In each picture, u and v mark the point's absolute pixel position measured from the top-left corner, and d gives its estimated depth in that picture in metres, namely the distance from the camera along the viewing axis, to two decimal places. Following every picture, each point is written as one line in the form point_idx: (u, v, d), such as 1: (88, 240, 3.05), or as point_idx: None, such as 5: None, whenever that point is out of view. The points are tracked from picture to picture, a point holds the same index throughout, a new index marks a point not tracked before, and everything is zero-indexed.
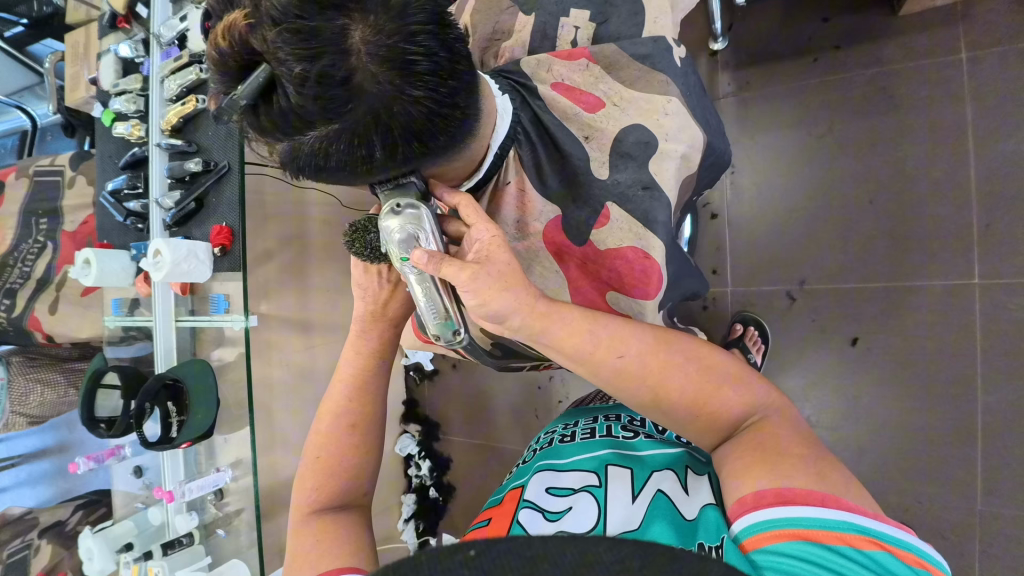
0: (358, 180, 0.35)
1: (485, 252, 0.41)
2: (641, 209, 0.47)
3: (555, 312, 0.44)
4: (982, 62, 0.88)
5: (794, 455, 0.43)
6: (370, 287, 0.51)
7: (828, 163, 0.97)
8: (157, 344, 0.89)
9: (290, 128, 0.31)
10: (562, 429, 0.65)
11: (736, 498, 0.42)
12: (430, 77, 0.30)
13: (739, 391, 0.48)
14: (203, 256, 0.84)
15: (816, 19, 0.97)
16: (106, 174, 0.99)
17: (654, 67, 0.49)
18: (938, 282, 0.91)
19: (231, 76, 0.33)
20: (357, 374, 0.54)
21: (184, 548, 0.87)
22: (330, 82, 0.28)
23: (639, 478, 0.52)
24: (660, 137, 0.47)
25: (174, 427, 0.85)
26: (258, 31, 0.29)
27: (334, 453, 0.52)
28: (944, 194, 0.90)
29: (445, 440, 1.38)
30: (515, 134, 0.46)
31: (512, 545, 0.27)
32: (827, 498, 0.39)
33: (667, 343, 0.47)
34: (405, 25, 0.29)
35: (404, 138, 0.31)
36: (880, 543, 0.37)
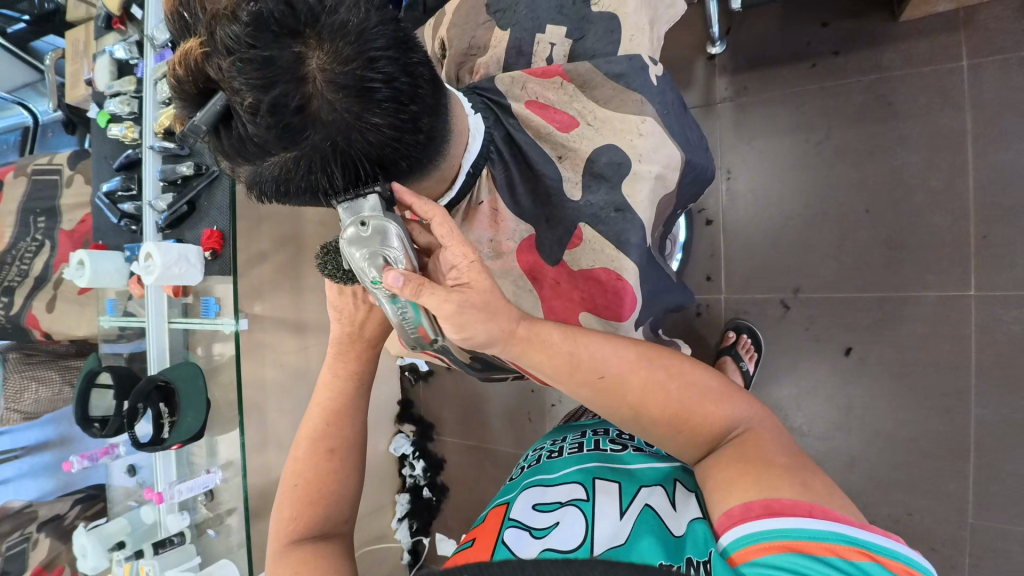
0: (323, 203, 0.35)
1: (466, 281, 0.39)
2: (614, 230, 0.46)
3: (537, 330, 0.42)
4: (983, 70, 0.86)
5: (781, 466, 0.40)
6: (345, 308, 0.51)
7: (824, 170, 0.96)
8: (150, 345, 0.89)
9: (249, 153, 0.31)
10: (550, 445, 0.62)
11: (723, 511, 0.40)
12: (389, 103, 0.30)
13: (723, 405, 0.45)
14: (194, 259, 0.84)
15: (815, 24, 0.95)
16: (101, 175, 1.00)
17: (626, 87, 0.48)
18: (934, 293, 0.90)
19: (193, 101, 0.33)
20: (335, 398, 0.53)
21: (174, 547, 0.88)
22: (284, 111, 0.28)
23: (627, 493, 0.49)
24: (633, 158, 0.46)
25: (166, 428, 0.85)
26: (214, 59, 0.29)
27: (311, 479, 0.50)
28: (941, 204, 0.89)
29: (438, 441, 1.38)
30: (488, 153, 0.47)
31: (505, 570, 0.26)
32: (815, 508, 0.36)
33: (648, 358, 0.45)
34: (363, 53, 0.29)
35: (364, 164, 0.31)
36: (869, 554, 0.35)
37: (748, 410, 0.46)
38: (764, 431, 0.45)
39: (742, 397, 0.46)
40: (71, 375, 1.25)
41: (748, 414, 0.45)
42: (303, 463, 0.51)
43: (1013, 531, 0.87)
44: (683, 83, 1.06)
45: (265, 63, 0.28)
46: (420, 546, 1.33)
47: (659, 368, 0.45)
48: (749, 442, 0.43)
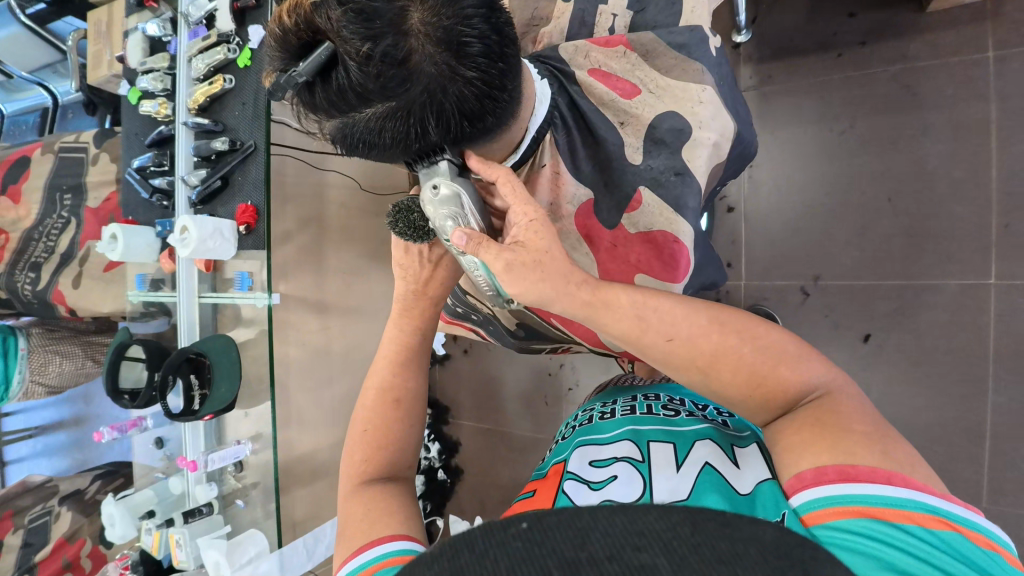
0: (406, 156, 0.37)
1: (521, 240, 0.43)
2: (672, 194, 0.48)
3: (603, 293, 0.43)
4: (1009, 62, 0.87)
5: (862, 432, 0.39)
6: (410, 267, 0.53)
7: (849, 159, 0.97)
8: (180, 318, 0.91)
9: (346, 105, 0.33)
10: (601, 407, 0.63)
11: (793, 474, 0.40)
12: (482, 58, 0.31)
13: (799, 368, 0.44)
14: (228, 234, 0.85)
15: (843, 13, 0.96)
16: (132, 151, 1.01)
17: (688, 56, 0.49)
18: (954, 281, 0.91)
19: (292, 52, 0.34)
20: (399, 350, 0.54)
21: (203, 517, 0.89)
22: (390, 63, 0.30)
23: (683, 449, 0.50)
24: (694, 125, 0.48)
25: (197, 400, 0.87)
26: (322, 10, 0.30)
27: (378, 426, 0.50)
28: (964, 194, 0.90)
29: (454, 424, 1.40)
30: (552, 118, 0.49)
31: (561, 518, 0.26)
32: (894, 476, 0.37)
33: (719, 323, 0.44)
34: (462, 9, 0.30)
35: (455, 117, 0.33)
36: (949, 524, 0.35)
37: (824, 372, 0.44)
38: (846, 394, 0.43)
39: (816, 357, 0.45)
40: (92, 351, 1.26)
41: (826, 378, 0.44)
42: (371, 410, 0.50)
43: None
44: None
45: (372, 13, 0.29)
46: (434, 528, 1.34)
47: (731, 333, 0.44)
48: (826, 406, 0.42)
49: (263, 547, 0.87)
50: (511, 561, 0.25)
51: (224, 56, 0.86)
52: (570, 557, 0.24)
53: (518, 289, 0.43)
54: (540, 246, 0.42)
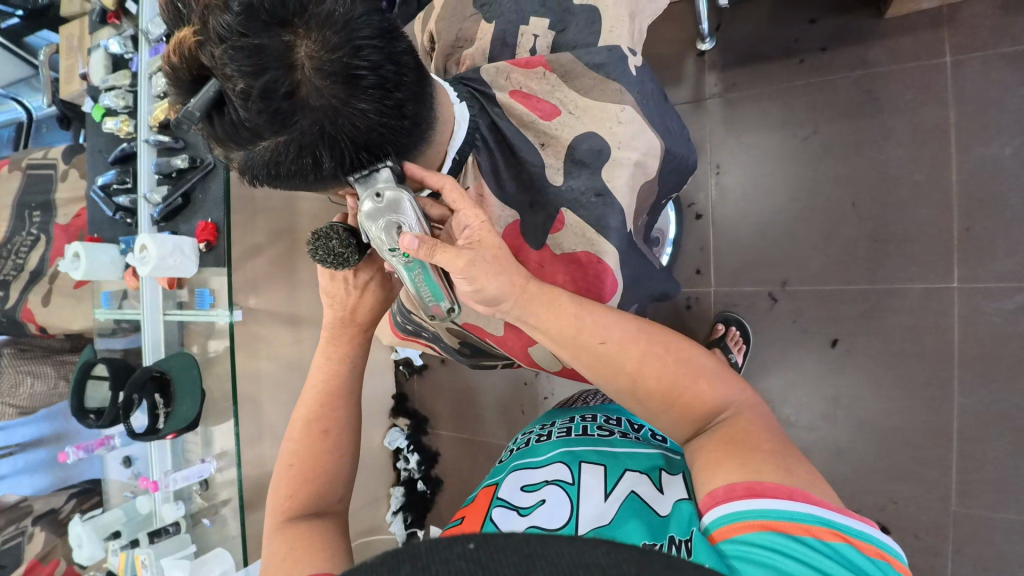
0: (313, 187, 0.38)
1: (477, 239, 0.43)
2: (593, 214, 0.48)
3: (547, 294, 0.45)
4: (966, 66, 0.88)
5: (771, 453, 0.40)
6: (337, 294, 0.54)
7: (813, 164, 0.97)
8: (145, 336, 0.91)
9: (240, 138, 0.34)
10: (539, 429, 0.63)
11: (707, 492, 0.40)
12: (375, 89, 0.33)
13: (717, 385, 0.46)
14: (189, 251, 0.84)
15: (803, 20, 0.97)
16: (97, 169, 1.00)
17: (607, 76, 0.50)
18: (919, 285, 0.91)
19: (186, 88, 0.36)
20: (327, 381, 0.55)
21: (171, 536, 0.89)
22: (274, 96, 0.31)
23: (613, 475, 0.51)
24: (613, 145, 0.48)
25: (161, 418, 0.86)
26: (207, 48, 0.32)
27: (306, 459, 0.53)
28: (925, 197, 0.91)
29: (433, 434, 1.42)
30: (474, 140, 0.49)
31: (510, 541, 0.25)
32: (795, 491, 0.37)
33: (647, 333, 0.46)
34: (351, 42, 0.32)
35: (351, 147, 0.34)
36: (843, 536, 0.36)
37: (738, 392, 0.46)
38: (756, 416, 0.44)
39: (735, 383, 0.47)
40: (65, 370, 1.26)
41: (741, 399, 0.46)
42: (297, 443, 0.53)
43: (996, 519, 0.89)
44: (674, 80, 1.07)
45: (255, 50, 0.30)
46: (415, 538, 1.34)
47: (657, 343, 0.46)
48: (737, 425, 0.43)
49: (229, 566, 0.86)
50: None
51: None
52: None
53: (476, 283, 0.43)
54: (495, 240, 0.43)
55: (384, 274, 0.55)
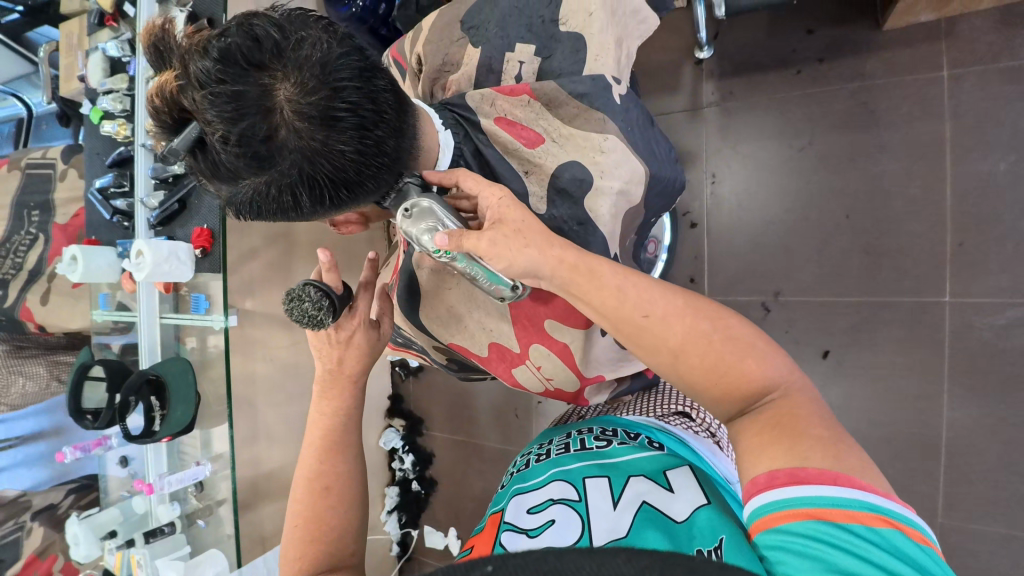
0: (295, 220, 0.42)
1: (499, 216, 0.45)
2: (576, 242, 0.49)
3: (587, 264, 0.45)
4: (962, 80, 0.88)
5: (819, 434, 0.37)
6: (323, 349, 0.57)
7: (808, 174, 0.97)
8: (141, 339, 0.92)
9: (225, 176, 0.39)
10: (537, 450, 0.62)
11: (748, 479, 0.38)
12: (353, 129, 0.36)
13: (764, 363, 0.42)
14: (185, 256, 0.85)
15: (801, 30, 0.97)
16: (94, 171, 0.99)
17: (591, 105, 0.50)
18: (911, 298, 0.91)
19: (170, 126, 0.41)
20: (324, 437, 0.58)
21: (166, 536, 0.90)
22: (252, 140, 0.35)
23: (618, 485, 0.49)
24: (595, 174, 0.49)
25: (157, 421, 0.87)
26: (188, 92, 0.36)
27: (311, 518, 0.54)
28: (919, 210, 0.91)
29: (428, 435, 1.44)
30: (458, 168, 0.51)
31: (527, 561, 0.27)
32: (839, 476, 0.34)
33: (693, 308, 0.44)
34: (329, 84, 0.35)
35: (330, 185, 0.38)
36: (891, 522, 0.33)
37: (787, 369, 0.42)
38: (805, 397, 0.40)
39: (779, 356, 0.43)
40: (58, 370, 1.26)
41: (788, 375, 0.41)
42: (301, 503, 0.55)
43: (982, 532, 0.89)
44: (670, 88, 1.07)
45: (233, 95, 0.34)
46: (408, 538, 1.40)
47: (702, 318, 0.43)
48: (784, 406, 0.39)
49: (223, 568, 0.88)
50: None
51: None
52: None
53: (505, 262, 0.45)
54: (514, 214, 0.45)
55: (365, 325, 0.57)
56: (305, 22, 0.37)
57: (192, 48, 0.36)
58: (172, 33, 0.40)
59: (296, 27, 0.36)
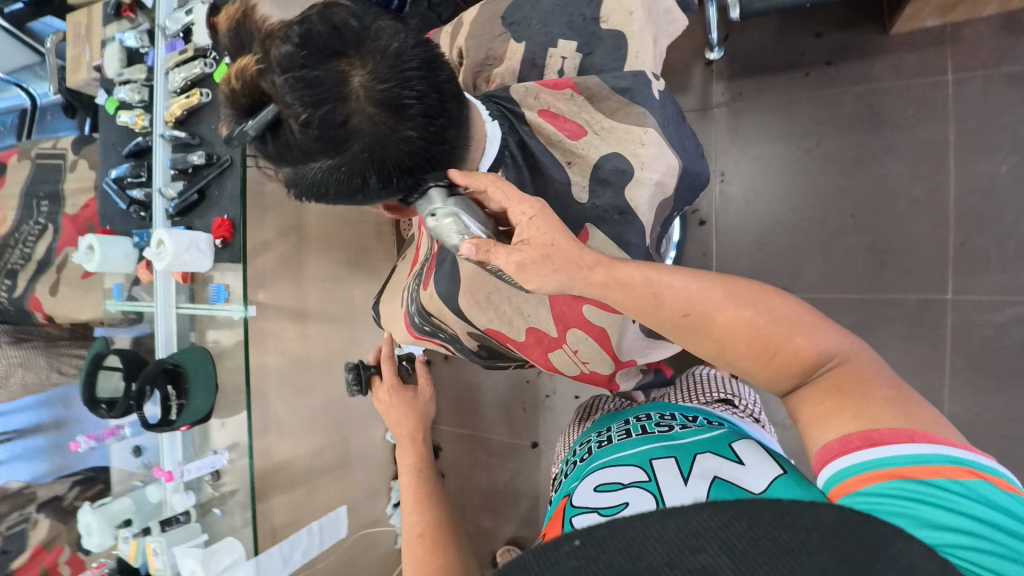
0: (355, 203, 0.46)
1: (528, 237, 0.45)
2: (615, 231, 0.51)
3: (616, 273, 0.46)
4: (967, 85, 0.91)
5: (886, 396, 0.41)
6: (388, 420, 0.77)
7: (816, 175, 1.00)
8: (157, 329, 0.92)
9: (295, 158, 0.42)
10: (596, 437, 0.63)
11: (820, 446, 0.42)
12: (420, 117, 0.41)
13: (814, 335, 0.45)
14: (204, 247, 0.86)
15: (809, 34, 0.99)
16: (110, 161, 1.00)
17: (631, 100, 0.52)
18: (914, 296, 0.94)
19: (244, 109, 0.44)
20: (412, 492, 0.70)
21: (181, 525, 0.91)
22: (331, 123, 0.39)
23: (686, 462, 0.51)
24: (636, 166, 0.51)
25: (174, 410, 0.87)
26: (269, 78, 0.40)
27: (418, 560, 0.65)
28: (923, 210, 0.93)
29: (434, 429, 1.45)
30: (503, 157, 0.53)
31: (614, 528, 0.31)
32: (916, 434, 0.38)
33: (734, 296, 0.46)
34: (400, 74, 0.40)
35: (397, 169, 0.42)
36: (974, 472, 0.37)
37: (841, 340, 0.45)
38: (861, 361, 0.44)
39: (834, 329, 0.46)
40: (58, 360, 1.26)
41: (843, 344, 0.45)
42: (407, 552, 0.66)
43: None
44: (681, 88, 1.09)
45: (314, 81, 0.38)
46: None
47: (745, 306, 0.45)
48: (846, 374, 0.44)
49: (239, 555, 0.87)
50: None
51: (201, 70, 0.85)
52: (629, 568, 0.29)
53: (534, 284, 0.46)
54: (542, 236, 0.45)
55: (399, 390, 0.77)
56: (376, 17, 0.42)
57: (274, 37, 0.40)
58: (254, 23, 0.43)
59: (369, 20, 0.41)
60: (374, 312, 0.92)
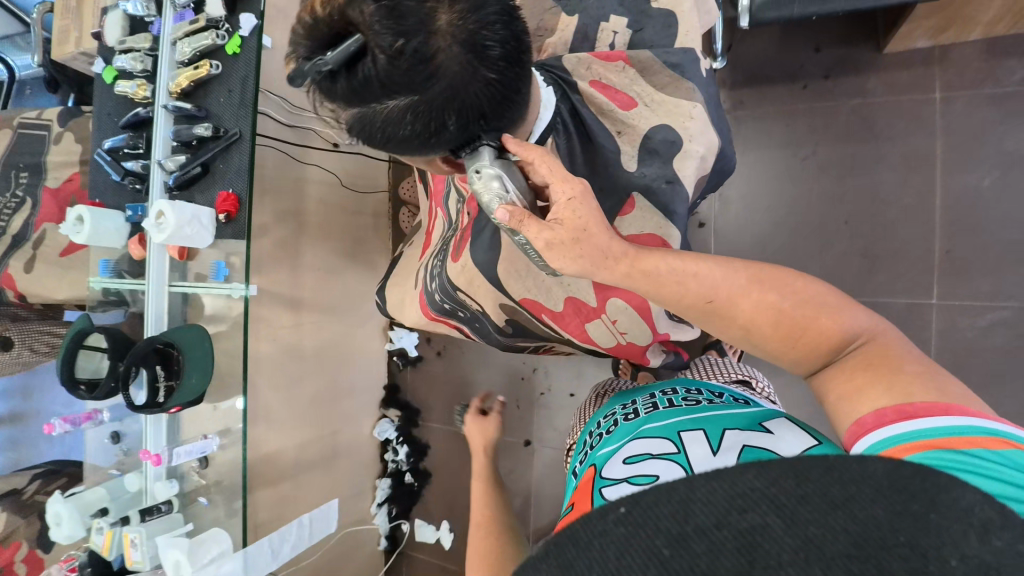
0: (422, 145, 0.47)
1: (560, 218, 0.49)
2: (663, 199, 0.55)
3: (639, 265, 0.49)
4: (953, 102, 0.96)
5: (917, 371, 0.43)
6: (474, 435, 0.99)
7: (812, 182, 1.04)
8: (148, 308, 0.88)
9: (372, 94, 0.42)
10: (623, 409, 0.70)
11: (853, 422, 0.43)
12: (500, 62, 0.42)
13: (841, 317, 0.47)
14: (207, 221, 0.83)
15: (808, 49, 1.04)
16: (104, 132, 0.95)
17: (682, 75, 0.57)
18: (903, 300, 0.98)
19: (320, 41, 0.43)
20: (481, 483, 0.88)
21: (161, 515, 0.85)
22: (421, 59, 0.39)
23: (714, 437, 0.55)
24: (685, 138, 0.55)
25: (162, 393, 0.82)
26: (356, 7, 0.39)
27: (479, 539, 0.77)
28: (912, 219, 0.98)
29: (423, 427, 1.43)
30: (555, 123, 0.57)
31: (658, 495, 0.28)
32: (950, 407, 0.39)
33: (758, 281, 0.48)
34: (485, 18, 0.41)
35: (473, 112, 0.44)
36: (1010, 443, 0.37)
37: (867, 321, 0.47)
38: (887, 341, 0.46)
39: (860, 310, 0.48)
40: (27, 338, 1.16)
41: (867, 325, 0.47)
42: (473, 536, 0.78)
43: None
44: None
45: (407, 14, 0.38)
46: (398, 532, 1.41)
47: (769, 290, 0.48)
48: (873, 351, 0.45)
49: (227, 547, 0.84)
50: (620, 548, 0.26)
51: (211, 41, 0.82)
52: (676, 533, 0.26)
53: (559, 263, 0.50)
54: (574, 221, 0.49)
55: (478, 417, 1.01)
56: None
57: None
58: None
59: None
60: (379, 299, 0.91)
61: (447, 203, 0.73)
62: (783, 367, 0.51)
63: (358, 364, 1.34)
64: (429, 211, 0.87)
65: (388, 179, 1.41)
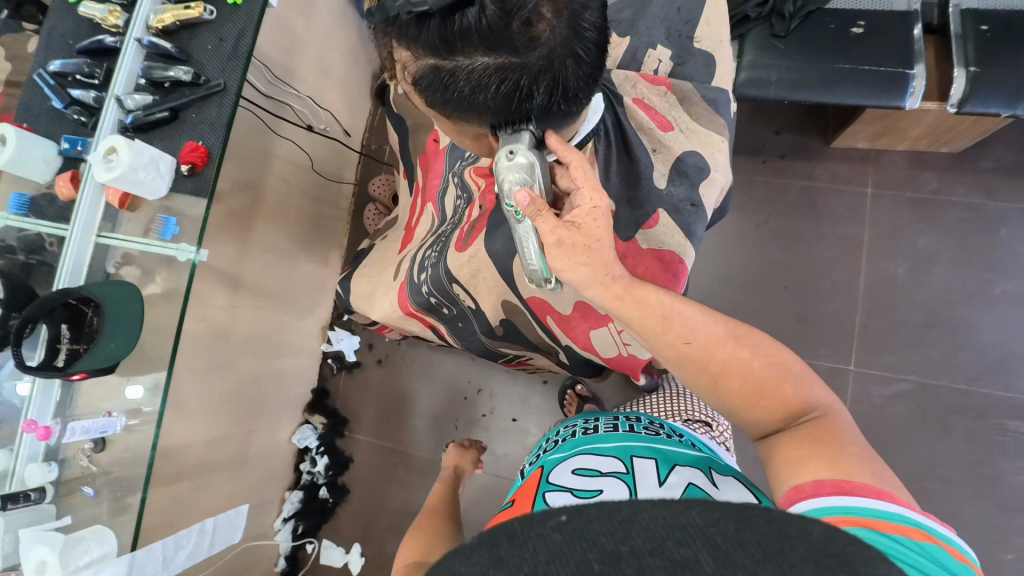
0: (495, 108, 0.48)
1: (580, 223, 0.51)
2: (681, 210, 0.68)
3: (633, 291, 0.51)
4: (879, 199, 1.12)
5: (858, 453, 0.43)
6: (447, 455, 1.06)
7: (762, 248, 1.14)
8: (64, 257, 0.75)
9: (466, 45, 0.42)
10: (584, 423, 0.69)
11: (792, 486, 0.43)
12: (589, 44, 0.46)
13: (804, 388, 0.48)
14: (164, 169, 0.74)
15: (770, 130, 1.17)
16: (52, 54, 0.84)
17: (716, 111, 0.71)
18: (826, 363, 1.09)
19: None
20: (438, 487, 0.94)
21: (28, 505, 0.70)
22: (530, 23, 0.40)
23: (665, 468, 0.55)
24: (711, 166, 0.69)
25: (62, 356, 0.69)
26: None
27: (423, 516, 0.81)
28: (839, 293, 1.11)
29: (349, 438, 1.33)
30: (599, 129, 0.67)
31: (602, 510, 0.28)
32: (884, 492, 0.40)
33: (736, 334, 0.49)
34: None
35: (556, 85, 0.46)
36: (930, 536, 0.38)
37: (827, 398, 0.48)
38: (839, 422, 0.47)
39: (823, 386, 0.49)
40: None
41: (826, 401, 0.48)
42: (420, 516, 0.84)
43: None
44: None
45: None
46: (301, 552, 1.27)
47: (744, 346, 0.48)
48: (825, 426, 0.46)
49: (110, 550, 0.70)
50: (550, 553, 0.26)
51: None
52: (610, 550, 0.26)
53: (560, 265, 0.52)
54: (590, 231, 0.51)
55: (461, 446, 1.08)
56: None
57: None
58: None
59: None
60: (340, 288, 0.88)
61: (441, 200, 0.76)
62: (737, 422, 0.51)
63: (290, 361, 1.24)
64: (410, 208, 0.87)
65: (355, 175, 1.41)
